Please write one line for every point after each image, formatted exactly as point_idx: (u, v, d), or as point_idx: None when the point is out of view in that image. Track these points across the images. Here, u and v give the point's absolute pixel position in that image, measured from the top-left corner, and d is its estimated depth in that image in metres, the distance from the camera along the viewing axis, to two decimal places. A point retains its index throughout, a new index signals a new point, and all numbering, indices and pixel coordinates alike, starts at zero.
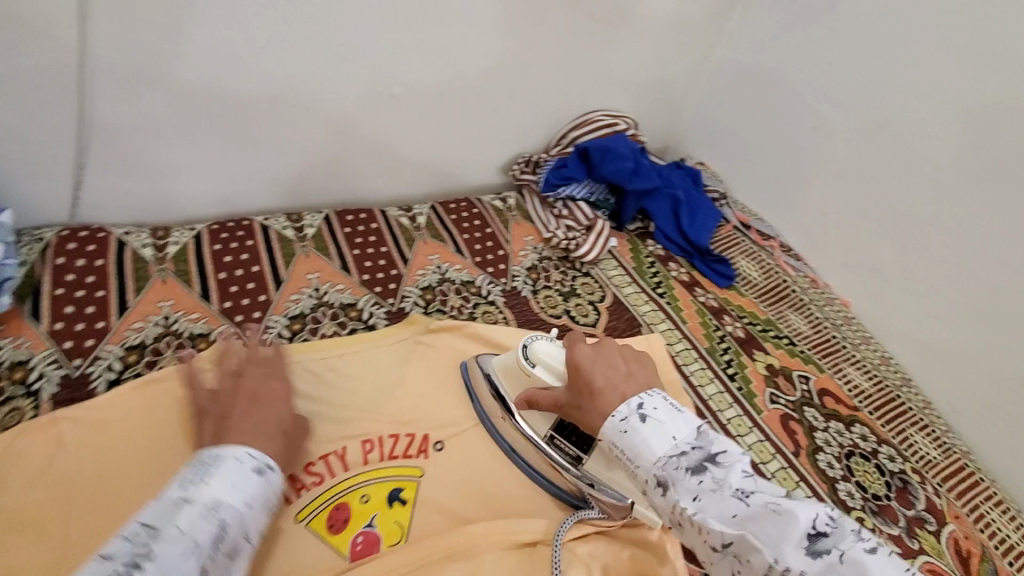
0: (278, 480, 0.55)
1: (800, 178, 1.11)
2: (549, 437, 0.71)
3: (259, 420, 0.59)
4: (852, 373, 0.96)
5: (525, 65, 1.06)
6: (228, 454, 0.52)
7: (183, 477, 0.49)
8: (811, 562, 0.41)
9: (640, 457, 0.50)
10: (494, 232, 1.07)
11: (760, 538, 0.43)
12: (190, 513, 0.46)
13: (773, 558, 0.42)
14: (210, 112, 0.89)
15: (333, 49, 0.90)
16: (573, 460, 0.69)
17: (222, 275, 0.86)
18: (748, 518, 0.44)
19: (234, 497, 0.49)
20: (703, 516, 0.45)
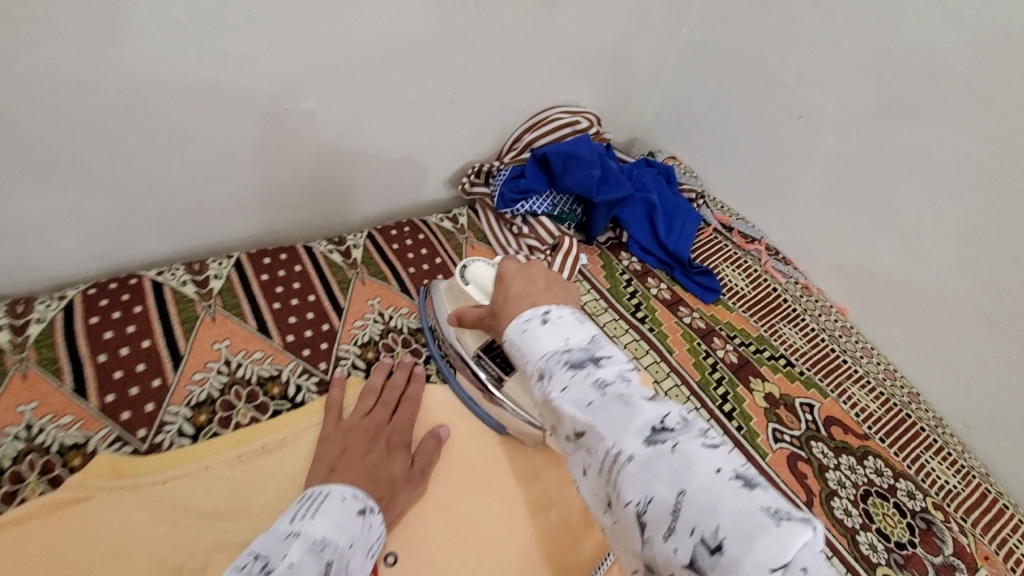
0: (377, 527, 0.55)
1: (786, 174, 0.99)
2: (476, 356, 0.72)
3: (375, 463, 0.61)
4: (858, 394, 0.86)
5: (467, 62, 0.89)
6: (335, 493, 0.54)
7: (294, 513, 0.50)
8: (646, 449, 0.37)
9: (527, 351, 0.47)
10: (445, 261, 0.92)
11: (605, 426, 0.39)
12: (300, 547, 0.45)
13: (612, 444, 0.38)
14: (67, 154, 0.69)
15: (220, 63, 0.71)
16: (495, 381, 0.71)
17: (103, 358, 0.68)
18: (599, 406, 0.40)
19: (343, 537, 0.49)
20: (563, 403, 0.42)
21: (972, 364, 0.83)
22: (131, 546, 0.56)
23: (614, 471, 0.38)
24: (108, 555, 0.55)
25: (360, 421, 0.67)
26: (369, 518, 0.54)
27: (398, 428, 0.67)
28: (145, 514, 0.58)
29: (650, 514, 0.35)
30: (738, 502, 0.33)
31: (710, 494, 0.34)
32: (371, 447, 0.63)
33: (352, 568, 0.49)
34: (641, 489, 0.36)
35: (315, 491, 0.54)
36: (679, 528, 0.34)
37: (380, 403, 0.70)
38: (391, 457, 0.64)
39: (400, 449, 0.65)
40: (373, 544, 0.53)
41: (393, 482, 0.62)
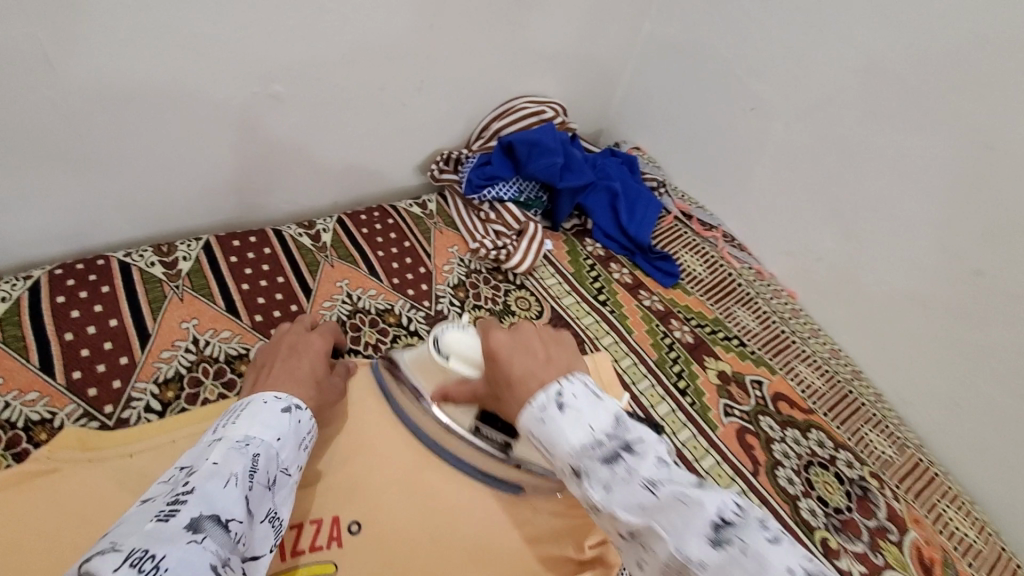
0: (308, 420, 0.58)
1: (742, 163, 1.03)
2: (474, 430, 0.67)
3: (294, 367, 0.64)
4: (805, 371, 0.91)
5: (433, 50, 0.91)
6: (257, 399, 0.56)
7: (217, 424, 0.52)
8: (716, 555, 0.36)
9: (553, 447, 0.43)
10: (413, 245, 0.94)
11: (664, 531, 0.38)
12: (222, 448, 0.48)
13: (676, 550, 0.37)
14: (30, 132, 0.69)
15: (183, 44, 0.72)
16: (502, 447, 0.66)
17: (69, 337, 0.69)
18: (655, 509, 0.39)
19: (269, 433, 0.52)
20: (611, 507, 0.40)
21: (909, 341, 0.88)
22: (100, 514, 0.57)
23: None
24: (77, 522, 0.56)
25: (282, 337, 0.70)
26: (299, 414, 0.57)
27: (313, 336, 0.71)
28: (113, 484, 0.59)
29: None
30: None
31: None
32: (291, 356, 0.66)
33: (282, 458, 0.52)
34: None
35: (238, 402, 0.56)
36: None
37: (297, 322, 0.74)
38: (307, 361, 0.66)
39: (320, 358, 0.68)
40: (305, 436, 0.57)
41: (318, 383, 0.64)
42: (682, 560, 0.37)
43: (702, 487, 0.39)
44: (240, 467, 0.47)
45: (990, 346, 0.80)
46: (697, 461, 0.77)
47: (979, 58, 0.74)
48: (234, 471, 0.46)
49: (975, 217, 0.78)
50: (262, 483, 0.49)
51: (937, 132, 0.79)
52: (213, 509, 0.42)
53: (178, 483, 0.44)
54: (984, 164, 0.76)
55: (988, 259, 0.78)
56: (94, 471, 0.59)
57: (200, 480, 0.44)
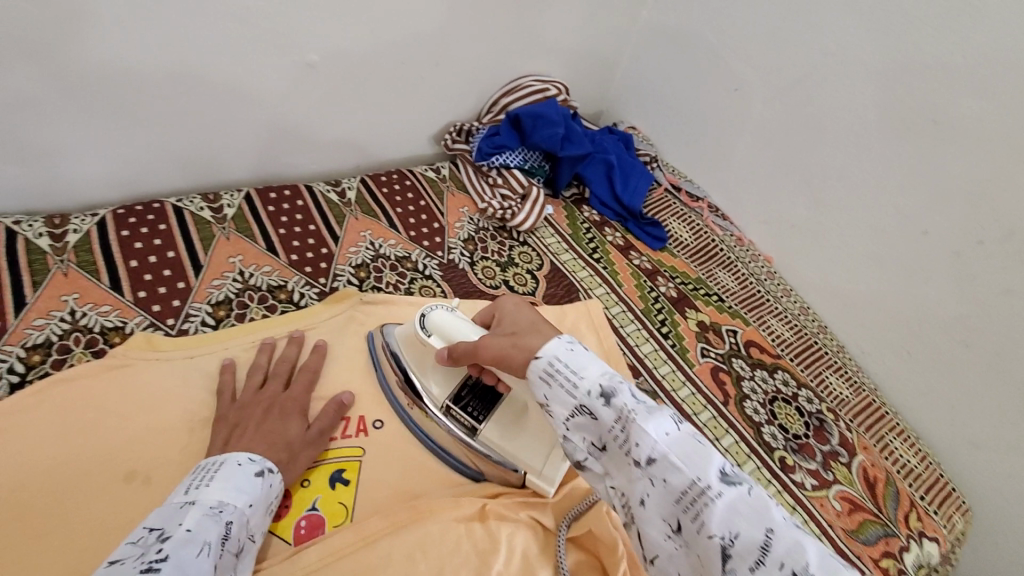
0: (279, 482, 0.59)
1: (727, 140, 1.15)
2: (446, 408, 0.73)
3: (271, 431, 0.63)
4: (776, 324, 1.02)
5: (451, 29, 1.02)
6: (230, 459, 0.56)
7: (190, 483, 0.53)
8: (728, 487, 0.43)
9: (585, 370, 0.51)
10: (428, 204, 1.05)
11: (682, 459, 0.45)
12: (197, 512, 0.49)
13: (696, 477, 0.44)
14: (101, 88, 0.80)
15: (237, 15, 0.83)
16: (468, 430, 0.72)
17: (134, 263, 0.80)
18: (677, 440, 0.46)
19: (241, 498, 0.53)
20: (643, 424, 0.47)
21: (868, 298, 1.00)
22: (167, 402, 0.68)
23: (697, 506, 0.43)
24: (148, 406, 0.67)
25: (254, 397, 0.68)
26: (271, 478, 0.58)
27: (293, 397, 0.69)
28: (178, 378, 0.70)
29: (735, 547, 0.41)
30: (817, 547, 0.41)
31: (795, 533, 0.41)
32: (267, 412, 0.65)
33: (251, 525, 0.54)
34: (728, 526, 0.42)
35: (212, 459, 0.57)
36: (770, 563, 0.40)
37: (272, 376, 0.71)
38: (286, 423, 0.65)
39: (294, 416, 0.66)
40: (273, 501, 0.58)
41: (289, 447, 0.63)
42: (702, 482, 0.43)
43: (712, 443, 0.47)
44: (214, 534, 0.49)
45: (932, 297, 0.92)
46: (675, 391, 0.88)
47: (928, 44, 0.85)
48: (207, 539, 0.48)
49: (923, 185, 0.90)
50: (231, 551, 0.51)
51: (891, 110, 0.91)
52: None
53: (150, 548, 0.45)
54: (933, 138, 0.88)
55: (934, 221, 0.89)
56: (162, 367, 0.71)
57: (172, 547, 0.45)
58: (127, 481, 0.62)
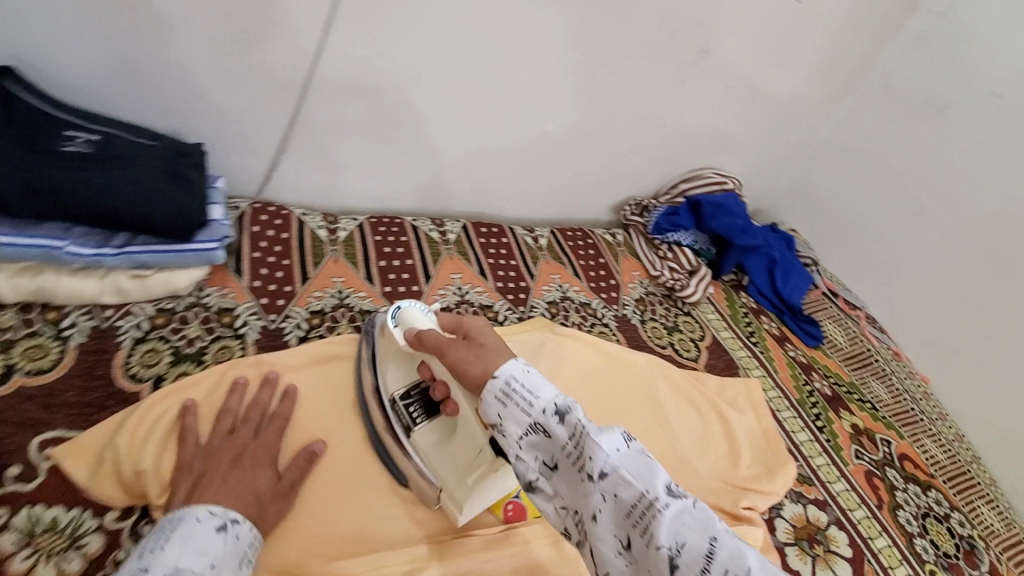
0: (246, 539, 0.57)
1: (893, 260, 1.23)
2: (392, 401, 0.72)
3: (240, 482, 0.61)
4: (930, 445, 1.03)
5: (658, 119, 1.19)
6: (189, 516, 0.55)
7: (143, 547, 0.51)
8: (673, 500, 0.47)
9: (540, 391, 0.53)
10: (606, 262, 1.18)
11: (633, 474, 0.48)
12: None
13: (645, 490, 0.47)
14: (394, 122, 1.01)
15: (507, 86, 1.04)
16: (404, 429, 0.71)
17: (382, 263, 0.98)
18: (625, 455, 0.49)
19: (203, 560, 0.51)
20: (597, 442, 0.49)
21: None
22: None
23: (645, 518, 0.46)
24: None
25: (221, 443, 0.65)
26: (236, 529, 0.57)
27: (263, 445, 0.67)
28: None
29: (682, 557, 0.44)
30: (752, 551, 0.45)
31: (734, 542, 0.45)
32: (235, 463, 0.63)
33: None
34: (676, 536, 0.45)
35: (172, 517, 0.55)
36: (715, 570, 0.43)
37: (241, 423, 0.68)
38: (255, 473, 0.64)
39: (264, 466, 0.65)
40: (244, 552, 0.56)
41: (257, 500, 0.62)
42: (651, 494, 0.46)
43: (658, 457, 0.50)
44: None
45: None
46: (830, 482, 0.91)
47: None
48: None
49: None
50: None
51: None
52: None
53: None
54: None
55: None
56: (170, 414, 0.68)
57: None
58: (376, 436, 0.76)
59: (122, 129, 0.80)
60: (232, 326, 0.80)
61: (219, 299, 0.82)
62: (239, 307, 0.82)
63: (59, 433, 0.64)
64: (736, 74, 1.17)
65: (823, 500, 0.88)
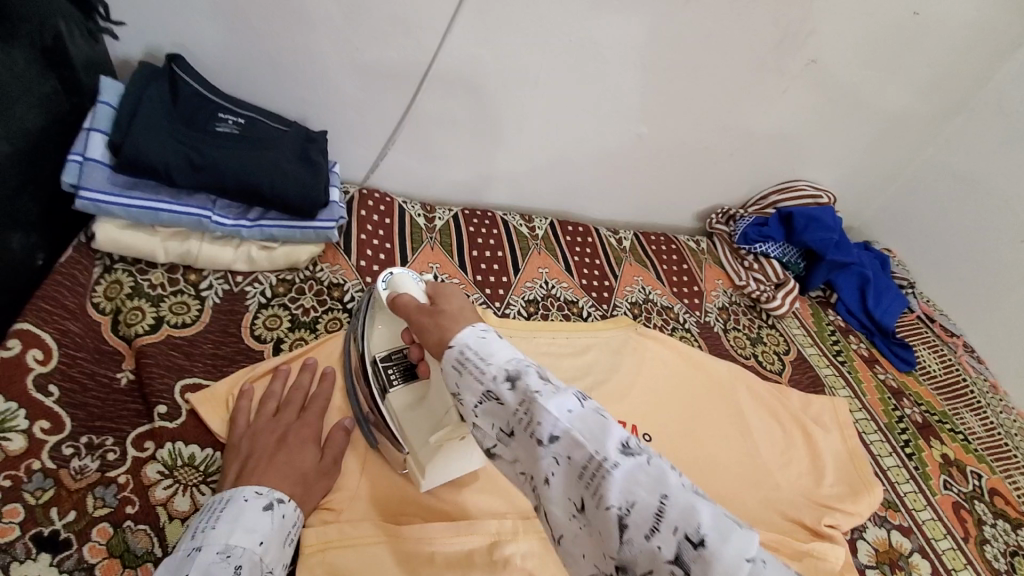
0: (294, 514, 0.60)
1: (997, 289, 1.20)
2: (374, 361, 0.70)
3: (285, 461, 0.63)
4: (1023, 480, 0.99)
5: (755, 129, 1.18)
6: (237, 496, 0.57)
7: (195, 527, 0.54)
8: (625, 458, 0.42)
9: (493, 354, 0.49)
10: (690, 268, 1.18)
11: (583, 434, 0.43)
12: (199, 562, 0.51)
13: (595, 451, 0.42)
14: (496, 120, 1.07)
15: (609, 89, 1.06)
16: (381, 391, 0.69)
17: (475, 253, 1.03)
18: (578, 415, 0.44)
19: (253, 537, 0.54)
20: (544, 404, 0.45)
21: None
22: None
23: (595, 480, 0.42)
24: None
25: (266, 424, 0.67)
26: (282, 508, 0.59)
27: (307, 425, 0.68)
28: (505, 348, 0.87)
29: (631, 517, 0.40)
30: (709, 507, 0.40)
31: (688, 497, 0.40)
32: (279, 446, 0.65)
33: (267, 563, 0.55)
34: (626, 495, 0.40)
35: (222, 495, 0.58)
36: (665, 529, 0.39)
37: (284, 404, 0.70)
38: (301, 452, 0.65)
39: (307, 445, 0.66)
40: (289, 530, 0.58)
41: (303, 477, 0.63)
42: (601, 457, 0.41)
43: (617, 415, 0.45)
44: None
45: None
46: (916, 510, 0.87)
47: None
48: None
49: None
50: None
51: None
52: None
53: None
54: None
55: None
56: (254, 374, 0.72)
57: None
58: None
59: (261, 115, 0.90)
60: (342, 300, 0.87)
61: (330, 274, 0.89)
62: (348, 283, 0.89)
63: (198, 379, 0.71)
64: (842, 87, 1.14)
65: (907, 526, 0.85)
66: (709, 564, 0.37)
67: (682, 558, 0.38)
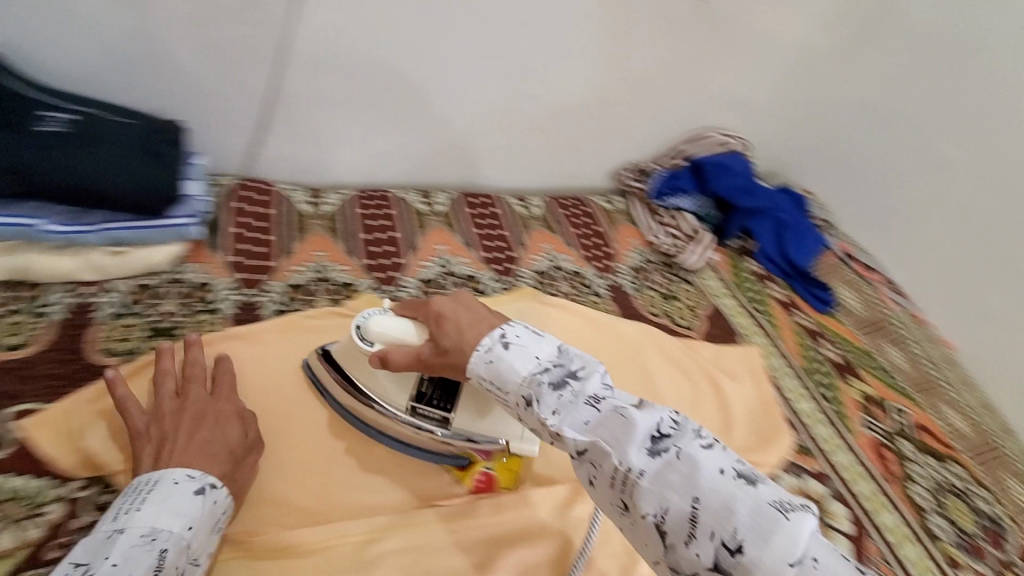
0: (226, 500, 0.57)
1: (913, 218, 1.13)
2: (411, 409, 0.66)
3: (207, 441, 0.59)
4: (952, 415, 0.97)
5: (654, 77, 1.13)
6: (167, 477, 0.54)
7: (119, 507, 0.52)
8: (650, 461, 0.46)
9: (506, 380, 0.54)
10: (602, 231, 1.14)
11: (608, 444, 0.48)
12: (119, 545, 0.48)
13: (619, 461, 0.47)
14: (374, 92, 1.00)
15: (490, 46, 1.00)
16: (441, 422, 0.66)
17: (366, 236, 0.97)
18: (598, 426, 0.49)
19: (178, 522, 0.52)
20: (563, 425, 0.50)
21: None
22: None
23: (627, 486, 0.46)
24: None
25: (173, 406, 0.62)
26: (215, 494, 0.56)
27: (223, 401, 0.64)
28: None
29: (668, 522, 0.44)
30: (742, 500, 0.43)
31: (718, 495, 0.44)
32: (197, 424, 0.61)
33: (192, 548, 0.52)
34: (658, 503, 0.45)
35: (148, 477, 0.55)
36: (701, 534, 0.43)
37: (188, 381, 0.65)
38: (223, 429, 0.61)
39: (230, 422, 0.63)
40: (219, 517, 0.56)
41: (232, 454, 0.60)
42: (622, 467, 0.46)
43: (638, 408, 0.49)
44: (141, 568, 0.47)
45: None
46: (833, 454, 0.85)
47: None
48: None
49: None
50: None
51: None
52: None
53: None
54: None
55: None
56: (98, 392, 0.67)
57: None
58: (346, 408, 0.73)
59: (102, 109, 0.83)
60: (208, 301, 0.80)
61: (197, 275, 0.82)
62: (217, 282, 0.82)
63: (31, 404, 0.65)
64: (735, 25, 1.10)
65: (823, 472, 0.83)
66: (745, 565, 0.41)
67: (720, 563, 0.42)
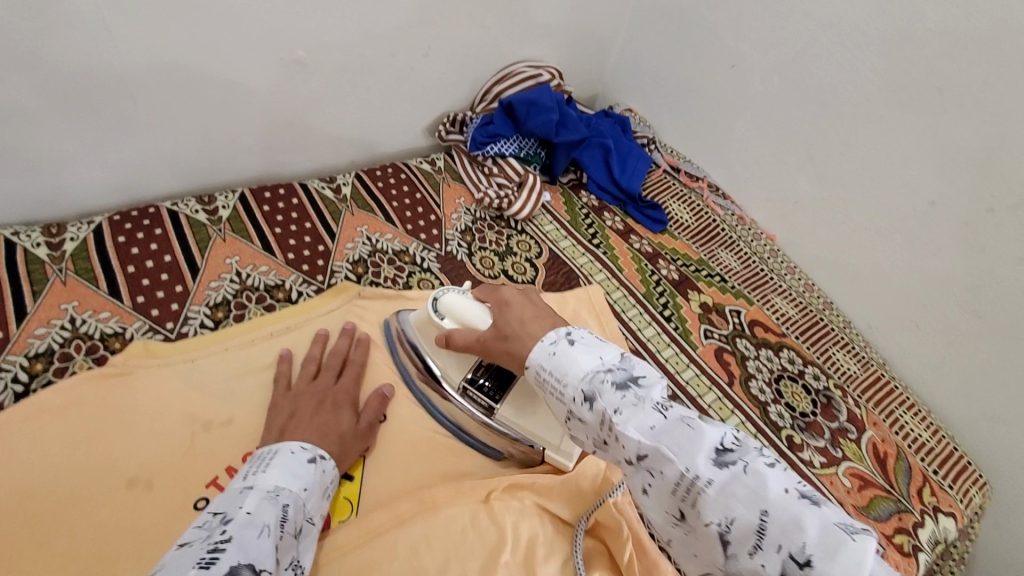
0: (332, 471, 0.59)
1: (725, 120, 1.13)
2: (463, 388, 0.73)
3: (324, 423, 0.64)
4: (780, 303, 1.01)
5: (441, 17, 1.00)
6: (284, 448, 0.57)
7: (245, 471, 0.53)
8: (718, 471, 0.43)
9: (568, 376, 0.53)
10: (424, 197, 1.04)
11: (673, 448, 0.44)
12: (255, 497, 0.49)
13: (684, 468, 0.43)
14: (85, 95, 0.78)
15: (220, 13, 0.81)
16: (485, 410, 0.72)
17: (131, 269, 0.80)
18: (663, 431, 0.46)
19: (296, 483, 0.53)
20: (625, 428, 0.47)
21: (878, 284, 0.97)
22: (164, 410, 0.68)
23: (690, 494, 0.43)
24: (148, 411, 0.68)
25: (307, 388, 0.69)
26: (324, 464, 0.58)
27: (345, 390, 0.70)
28: (179, 383, 0.71)
29: (733, 532, 0.41)
30: (815, 517, 0.39)
31: (788, 509, 0.40)
32: (320, 407, 0.66)
33: (309, 509, 0.53)
34: (723, 512, 0.41)
35: (265, 450, 0.57)
36: (767, 546, 0.39)
37: (324, 368, 0.73)
38: (337, 416, 0.66)
39: (346, 408, 0.68)
40: (329, 485, 0.58)
41: (341, 439, 0.65)
42: (689, 474, 0.43)
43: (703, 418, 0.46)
44: (273, 517, 0.48)
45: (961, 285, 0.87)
46: (679, 373, 0.88)
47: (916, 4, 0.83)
48: (267, 520, 0.47)
49: (914, 146, 0.87)
50: (292, 533, 0.50)
51: (904, 74, 0.86)
52: (249, 557, 0.43)
53: (215, 530, 0.44)
54: (947, 105, 0.83)
55: (940, 190, 0.86)
56: None
57: (236, 528, 0.44)
58: (128, 488, 0.62)
59: None
60: None
61: None
62: None
63: None
64: None
65: (672, 395, 0.85)
66: None
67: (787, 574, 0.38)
